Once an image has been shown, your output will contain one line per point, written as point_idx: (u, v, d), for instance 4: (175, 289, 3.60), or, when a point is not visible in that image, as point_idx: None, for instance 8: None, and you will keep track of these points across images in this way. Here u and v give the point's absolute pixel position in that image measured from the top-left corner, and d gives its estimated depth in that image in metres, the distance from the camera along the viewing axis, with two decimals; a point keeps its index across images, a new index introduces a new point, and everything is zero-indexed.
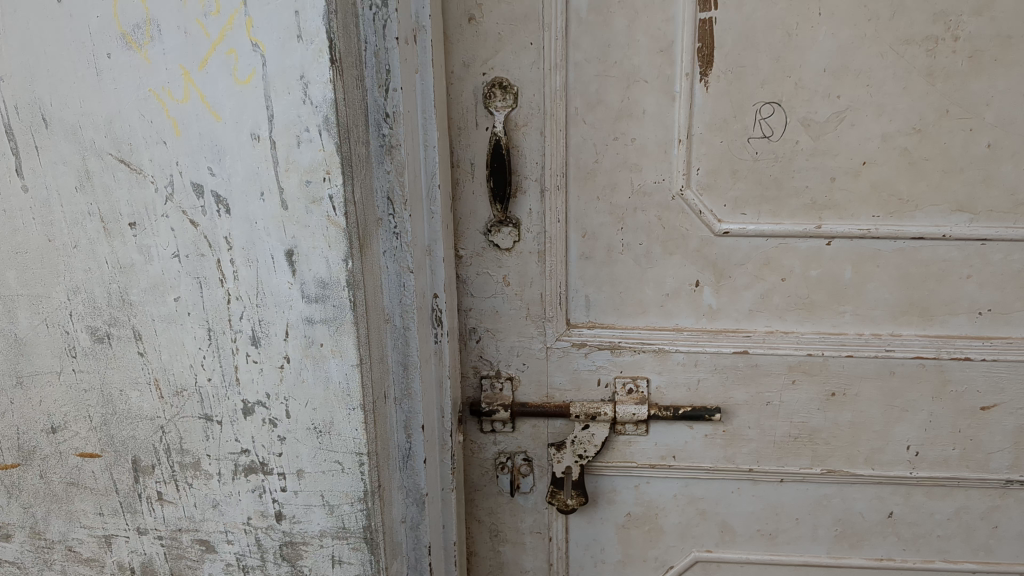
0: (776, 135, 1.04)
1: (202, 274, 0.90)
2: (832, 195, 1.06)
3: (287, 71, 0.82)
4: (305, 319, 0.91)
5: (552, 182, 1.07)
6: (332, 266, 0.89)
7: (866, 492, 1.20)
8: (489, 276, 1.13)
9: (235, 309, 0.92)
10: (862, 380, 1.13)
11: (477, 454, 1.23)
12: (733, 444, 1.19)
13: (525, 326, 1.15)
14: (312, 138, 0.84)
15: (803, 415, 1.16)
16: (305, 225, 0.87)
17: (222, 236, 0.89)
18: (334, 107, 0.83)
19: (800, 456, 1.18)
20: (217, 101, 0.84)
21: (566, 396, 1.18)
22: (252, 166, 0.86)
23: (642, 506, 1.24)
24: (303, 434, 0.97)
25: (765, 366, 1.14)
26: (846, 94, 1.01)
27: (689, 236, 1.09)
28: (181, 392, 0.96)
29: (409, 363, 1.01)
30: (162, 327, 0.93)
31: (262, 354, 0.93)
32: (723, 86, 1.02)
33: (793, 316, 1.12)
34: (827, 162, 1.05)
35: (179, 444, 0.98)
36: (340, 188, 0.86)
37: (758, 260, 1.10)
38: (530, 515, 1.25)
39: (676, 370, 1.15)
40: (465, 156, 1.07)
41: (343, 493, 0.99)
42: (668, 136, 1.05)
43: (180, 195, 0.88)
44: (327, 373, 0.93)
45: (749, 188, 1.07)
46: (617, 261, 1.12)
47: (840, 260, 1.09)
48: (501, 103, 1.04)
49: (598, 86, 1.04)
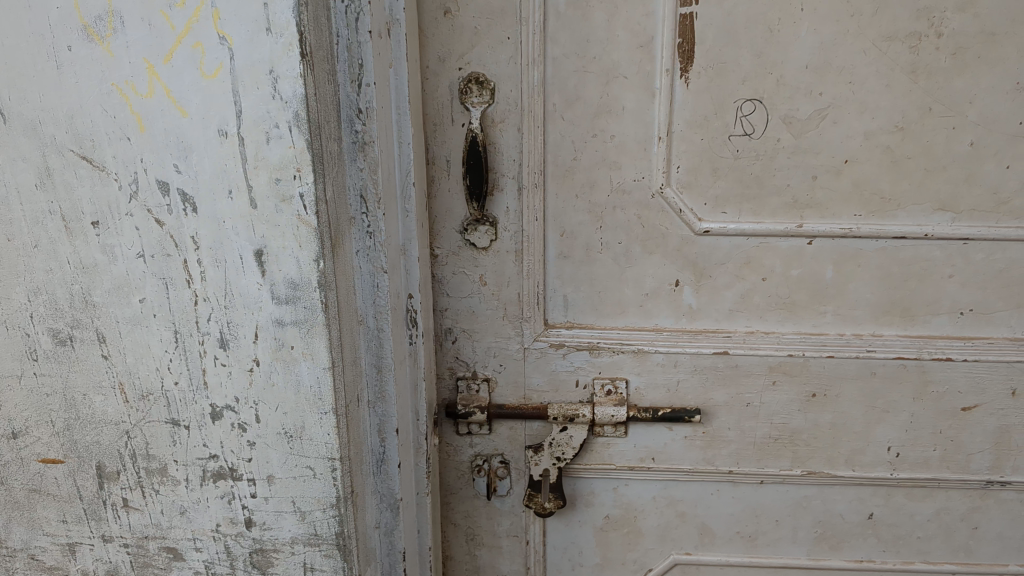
0: (758, 133, 1.02)
1: (167, 274, 0.88)
2: (814, 194, 1.05)
3: (255, 65, 0.79)
4: (274, 321, 0.89)
5: (530, 180, 1.05)
6: (302, 266, 0.86)
7: (846, 494, 1.19)
8: (465, 275, 1.10)
9: (203, 310, 0.89)
10: (843, 380, 1.12)
11: (452, 457, 1.20)
12: (713, 446, 1.17)
13: (502, 326, 1.13)
14: (282, 135, 0.81)
15: (784, 416, 1.15)
16: (274, 224, 0.85)
17: (189, 235, 0.86)
18: (305, 103, 0.80)
19: (780, 457, 1.17)
20: (183, 97, 0.81)
21: (544, 397, 1.15)
22: (220, 164, 0.83)
23: (621, 508, 1.22)
24: (273, 439, 0.94)
25: (745, 367, 1.12)
26: (829, 91, 1.00)
27: (669, 235, 1.07)
28: (147, 397, 0.93)
29: (383, 365, 0.99)
30: (127, 330, 0.90)
31: (230, 357, 0.91)
32: (704, 82, 1.00)
33: (774, 316, 1.11)
34: (809, 160, 1.03)
35: (146, 450, 0.96)
36: (311, 186, 0.83)
37: (739, 259, 1.08)
38: (507, 518, 1.23)
39: (655, 371, 1.13)
40: (441, 153, 1.04)
41: (315, 499, 0.96)
42: (647, 133, 1.03)
43: (145, 194, 0.85)
44: (298, 377, 0.91)
45: (730, 186, 1.05)
46: (596, 260, 1.09)
47: (821, 259, 1.07)
48: (477, 99, 1.02)
49: (577, 82, 1.01)
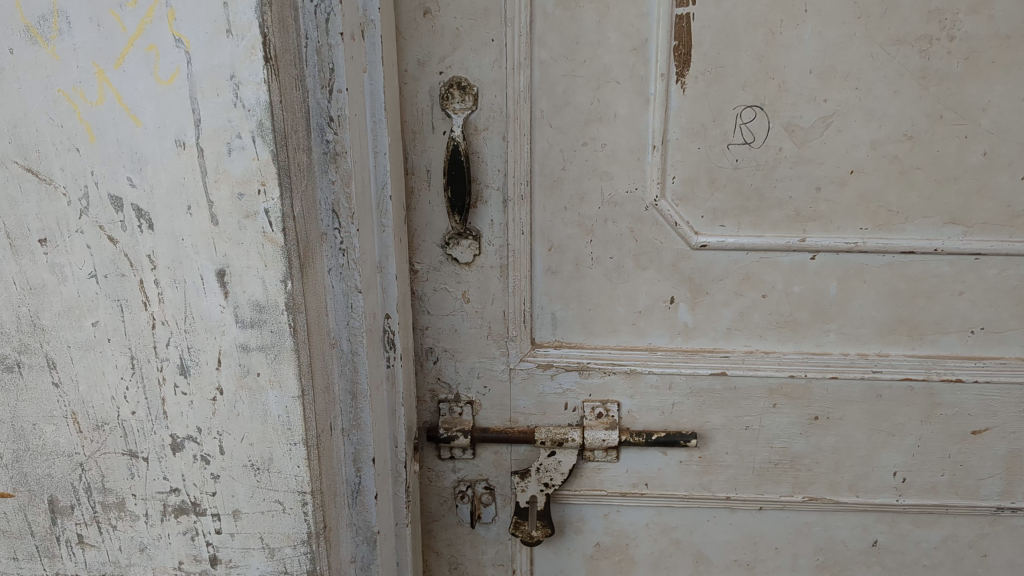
0: (758, 141, 0.96)
1: (122, 296, 0.81)
2: (817, 206, 0.99)
3: (214, 70, 0.72)
4: (239, 346, 0.82)
5: (516, 191, 0.98)
6: (268, 287, 0.80)
7: (849, 520, 1.13)
8: (447, 292, 1.04)
9: (161, 334, 0.82)
10: (847, 403, 1.06)
11: (434, 482, 1.13)
12: (710, 471, 1.11)
13: (486, 345, 1.06)
14: (245, 145, 0.75)
15: (784, 440, 1.09)
16: (238, 242, 0.78)
17: (145, 254, 0.79)
18: (269, 111, 0.74)
19: (781, 483, 1.11)
20: (136, 104, 0.74)
21: (531, 420, 1.09)
22: (178, 177, 0.76)
23: (612, 536, 1.16)
24: (239, 472, 0.87)
25: (744, 389, 1.06)
26: (834, 97, 0.94)
27: (664, 249, 1.01)
28: (102, 427, 0.86)
29: (357, 391, 0.92)
30: (79, 356, 0.83)
31: (192, 385, 0.84)
32: (701, 87, 0.94)
33: (774, 335, 1.05)
34: (812, 171, 0.97)
35: (102, 483, 0.89)
36: (277, 202, 0.77)
37: (738, 275, 1.02)
38: (492, 546, 1.17)
39: (649, 393, 1.07)
40: (421, 163, 0.98)
41: (284, 535, 0.90)
42: (641, 142, 0.97)
43: (96, 209, 0.78)
44: (265, 407, 0.84)
45: (729, 198, 0.99)
46: (586, 276, 1.03)
47: (824, 275, 1.01)
48: (459, 105, 0.95)
49: (565, 87, 0.95)
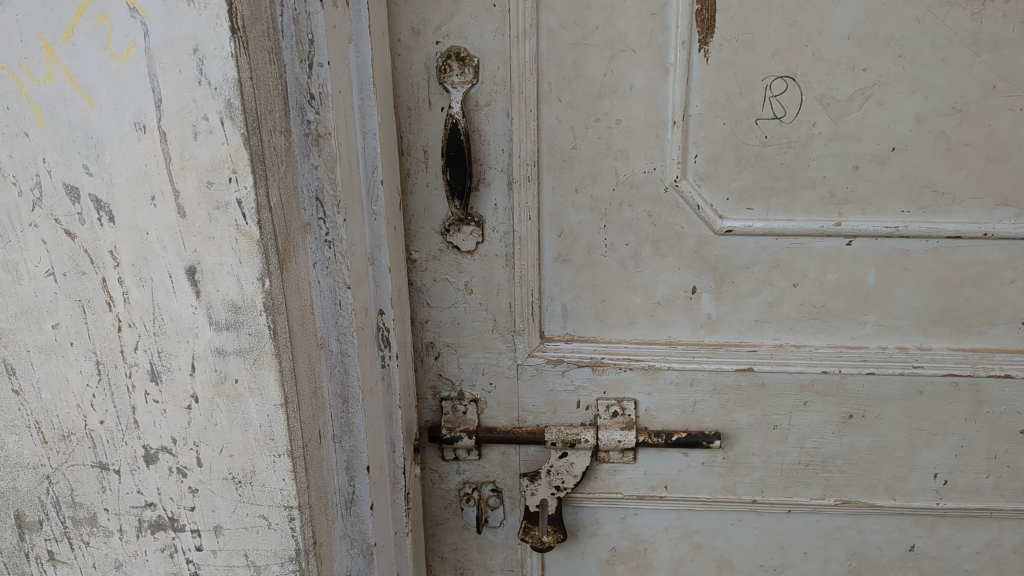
0: (790, 116, 0.87)
1: (85, 296, 0.73)
2: (854, 187, 0.89)
3: (175, 43, 0.64)
4: (214, 350, 0.74)
5: (522, 172, 0.89)
6: (244, 286, 0.71)
7: (885, 524, 1.04)
8: (449, 282, 0.95)
9: (129, 337, 0.74)
10: (885, 400, 0.97)
11: (438, 485, 1.06)
12: (734, 473, 1.02)
13: (491, 340, 0.98)
14: (212, 128, 0.66)
15: (816, 440, 1.00)
16: (208, 236, 0.70)
17: (107, 251, 0.71)
18: (238, 89, 0.65)
19: (811, 485, 1.02)
20: (89, 82, 0.66)
21: (541, 419, 1.01)
22: (139, 164, 0.68)
23: (629, 540, 1.08)
24: (219, 485, 0.80)
25: (772, 386, 0.97)
26: (874, 66, 0.84)
27: (685, 235, 0.92)
28: (69, 437, 0.79)
29: (349, 395, 0.84)
30: (40, 361, 0.75)
31: (164, 393, 0.76)
32: (726, 56, 0.85)
33: (806, 327, 0.96)
34: (849, 148, 0.88)
35: (71, 497, 0.81)
36: (250, 192, 0.68)
37: (766, 262, 0.93)
38: (501, 551, 1.09)
39: (668, 391, 0.99)
40: (418, 142, 0.89)
41: (271, 552, 0.82)
42: (659, 117, 0.88)
43: (51, 200, 0.70)
44: (245, 415, 0.76)
45: (756, 178, 0.90)
46: (600, 264, 0.94)
47: (862, 262, 0.92)
48: (458, 78, 0.86)
49: (575, 57, 0.86)
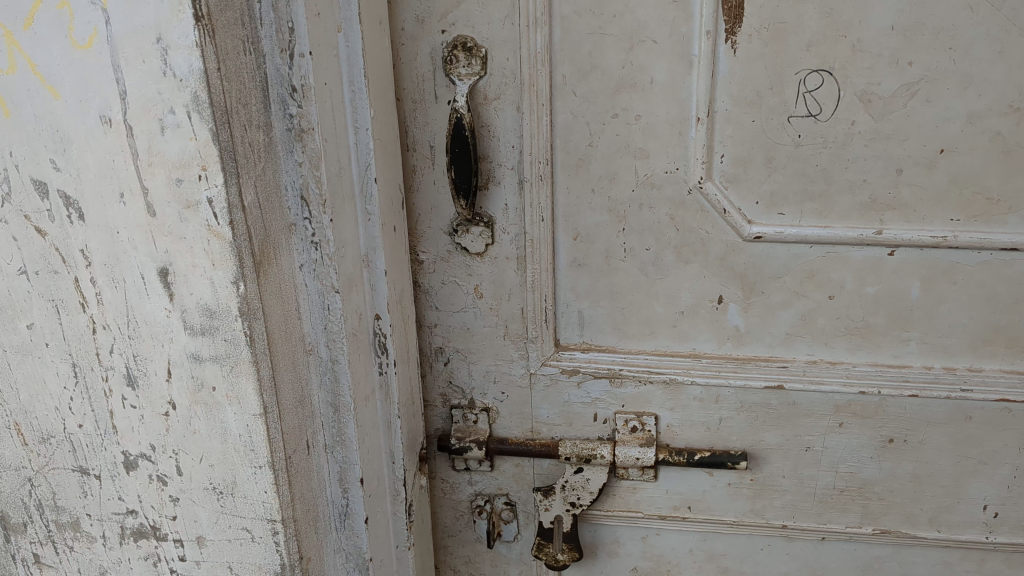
0: (826, 113, 0.79)
1: (58, 297, 0.70)
2: (898, 192, 0.81)
3: (139, 32, 0.60)
4: (189, 356, 0.70)
5: (534, 171, 0.84)
6: (218, 289, 0.67)
7: (929, 557, 0.96)
8: (457, 286, 0.90)
9: (104, 340, 0.71)
10: (929, 425, 0.89)
11: (449, 495, 1.01)
12: (763, 496, 0.95)
13: (503, 346, 0.92)
14: (179, 123, 0.62)
15: (852, 465, 0.92)
16: (180, 237, 0.66)
17: (77, 249, 0.68)
18: (205, 81, 0.61)
19: (847, 512, 0.95)
20: (52, 73, 0.62)
21: (556, 432, 0.95)
22: (106, 160, 0.64)
23: (651, 560, 1.02)
24: (199, 495, 0.76)
25: (805, 405, 0.90)
26: (921, 59, 0.76)
27: (711, 241, 0.86)
28: (48, 440, 0.76)
29: (340, 404, 0.79)
30: (17, 361, 0.73)
31: (141, 398, 0.73)
32: (756, 48, 0.77)
33: (844, 343, 0.88)
34: (892, 149, 0.80)
35: (53, 500, 0.79)
36: (221, 190, 0.64)
37: (799, 272, 0.86)
38: (515, 567, 1.04)
39: (691, 406, 0.92)
40: (423, 138, 0.84)
41: (255, 565, 0.79)
42: (682, 113, 0.81)
43: (19, 196, 0.66)
44: (224, 424, 0.72)
45: (789, 180, 0.82)
46: (619, 270, 0.88)
47: (905, 274, 0.84)
48: (465, 70, 0.80)
49: (591, 47, 0.79)
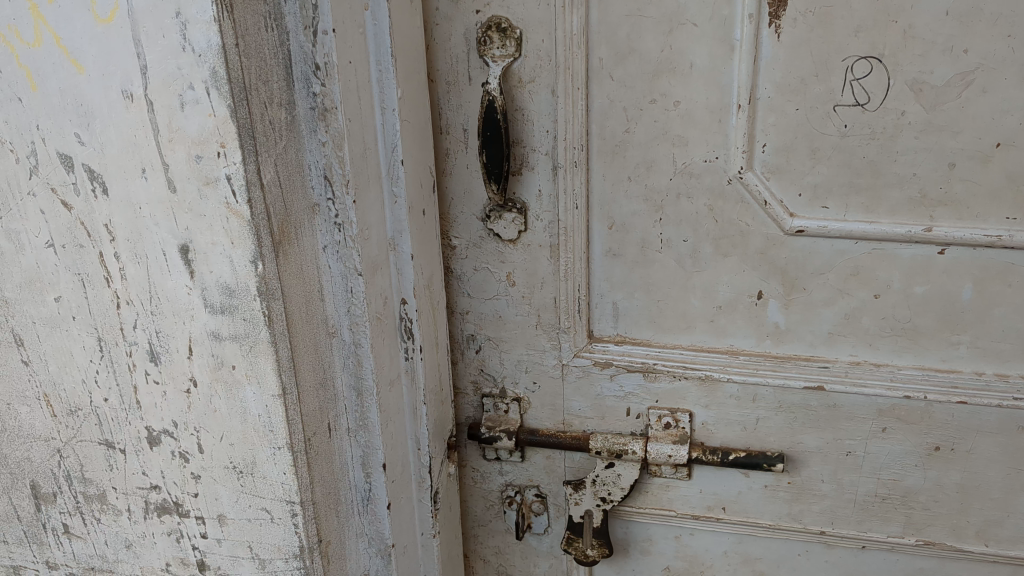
0: (874, 103, 0.75)
1: (84, 270, 0.70)
2: (950, 187, 0.77)
3: (158, 5, 0.59)
4: (210, 334, 0.70)
5: (568, 157, 0.82)
6: (237, 268, 0.67)
7: (976, 572, 0.92)
8: (490, 272, 0.89)
9: (127, 315, 0.71)
10: (979, 434, 0.85)
11: (480, 484, 1.00)
12: (801, 500, 0.92)
13: (535, 336, 0.91)
14: (199, 99, 0.62)
15: (895, 472, 0.88)
16: (199, 214, 0.65)
17: (102, 223, 0.68)
18: (223, 57, 0.60)
19: (889, 521, 0.91)
20: (76, 46, 0.62)
21: (587, 425, 0.94)
22: (128, 135, 0.64)
23: (684, 560, 0.99)
24: (221, 473, 0.76)
25: (846, 408, 0.86)
26: (977, 47, 0.71)
27: (751, 234, 0.82)
28: (76, 412, 0.77)
29: (363, 388, 0.79)
30: (45, 333, 0.74)
31: (164, 375, 0.73)
32: (800, 33, 0.74)
33: (889, 345, 0.84)
34: (944, 142, 0.75)
35: (81, 472, 0.80)
36: (239, 168, 0.63)
37: (843, 269, 0.82)
38: (545, 560, 1.03)
39: (727, 404, 0.89)
40: (457, 120, 0.83)
41: (274, 546, 0.78)
42: (723, 100, 0.78)
43: (46, 168, 0.67)
44: (243, 404, 0.72)
45: (834, 172, 0.79)
46: (654, 261, 0.86)
47: (956, 275, 0.79)
48: (499, 51, 0.79)
49: (629, 30, 0.77)
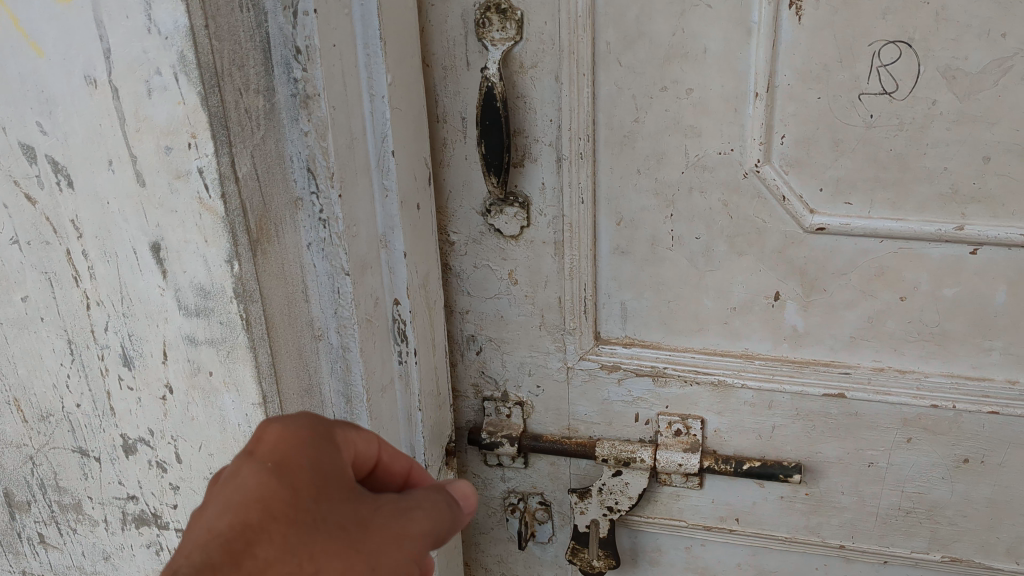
0: (903, 91, 0.69)
1: (51, 269, 0.66)
2: (985, 183, 0.71)
3: None
4: (186, 338, 0.65)
5: (573, 148, 0.77)
6: (211, 268, 0.62)
7: None
8: (490, 270, 0.85)
9: (98, 317, 0.66)
10: (1011, 446, 0.79)
11: (481, 491, 0.95)
12: (819, 512, 0.87)
13: (538, 337, 0.86)
14: (167, 85, 0.56)
15: (920, 485, 0.83)
16: (170, 210, 0.61)
17: (68, 219, 0.63)
18: (192, 39, 0.55)
19: (913, 536, 0.86)
20: (34, 28, 0.57)
21: (594, 431, 0.89)
22: (93, 125, 0.59)
23: (695, 571, 0.95)
24: (201, 484, 0.72)
25: (869, 417, 0.81)
26: (1017, 31, 0.65)
27: (768, 232, 0.77)
28: (47, 418, 0.72)
29: (352, 394, 0.74)
30: (13, 334, 0.69)
31: (138, 380, 0.68)
32: (823, 15, 0.68)
33: (916, 350, 0.78)
34: (979, 134, 0.69)
35: (55, 481, 0.75)
36: (211, 159, 0.58)
37: (867, 269, 0.76)
38: (550, 569, 0.98)
39: (742, 411, 0.84)
40: (454, 108, 0.78)
41: None
42: (738, 88, 0.72)
43: (7, 160, 0.62)
44: (222, 412, 0.68)
45: (858, 166, 0.73)
46: (665, 259, 0.80)
47: (990, 277, 0.74)
48: (498, 34, 0.74)
49: (638, 12, 0.71)
